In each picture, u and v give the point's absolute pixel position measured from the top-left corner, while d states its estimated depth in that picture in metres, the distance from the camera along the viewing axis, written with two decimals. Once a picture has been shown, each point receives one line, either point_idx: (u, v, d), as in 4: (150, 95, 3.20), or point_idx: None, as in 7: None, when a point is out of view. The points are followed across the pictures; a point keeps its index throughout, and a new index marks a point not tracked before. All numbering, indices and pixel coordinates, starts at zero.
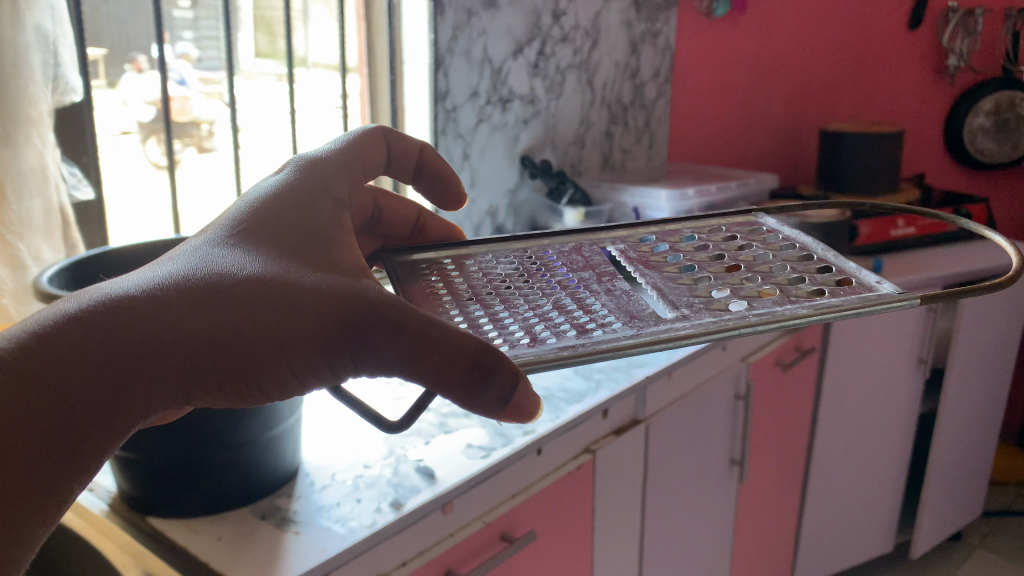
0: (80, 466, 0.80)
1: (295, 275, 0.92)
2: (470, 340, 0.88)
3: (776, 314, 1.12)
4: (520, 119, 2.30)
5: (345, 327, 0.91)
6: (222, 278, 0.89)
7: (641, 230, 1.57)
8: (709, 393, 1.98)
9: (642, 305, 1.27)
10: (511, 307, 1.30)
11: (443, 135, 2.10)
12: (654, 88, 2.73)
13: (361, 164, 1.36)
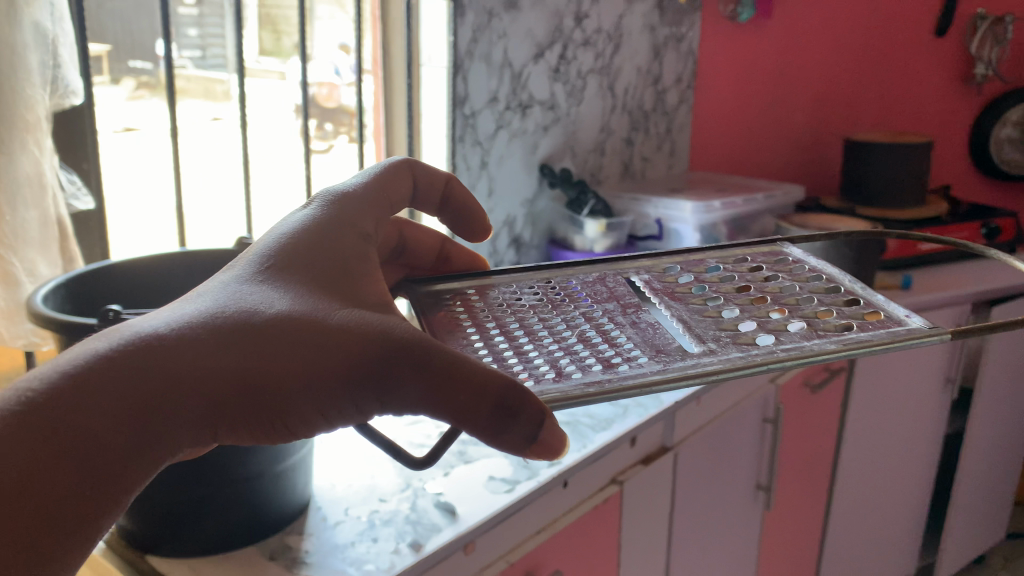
0: (92, 537, 0.67)
1: (328, 311, 0.82)
2: (501, 378, 0.79)
3: (807, 350, 1.10)
4: (540, 125, 2.20)
5: (377, 368, 0.81)
6: (252, 315, 0.78)
7: (662, 259, 1.51)
8: (738, 418, 1.88)
9: (667, 340, 1.23)
10: (530, 341, 1.27)
11: (460, 141, 2.01)
12: (676, 94, 2.63)
13: (387, 198, 1.38)
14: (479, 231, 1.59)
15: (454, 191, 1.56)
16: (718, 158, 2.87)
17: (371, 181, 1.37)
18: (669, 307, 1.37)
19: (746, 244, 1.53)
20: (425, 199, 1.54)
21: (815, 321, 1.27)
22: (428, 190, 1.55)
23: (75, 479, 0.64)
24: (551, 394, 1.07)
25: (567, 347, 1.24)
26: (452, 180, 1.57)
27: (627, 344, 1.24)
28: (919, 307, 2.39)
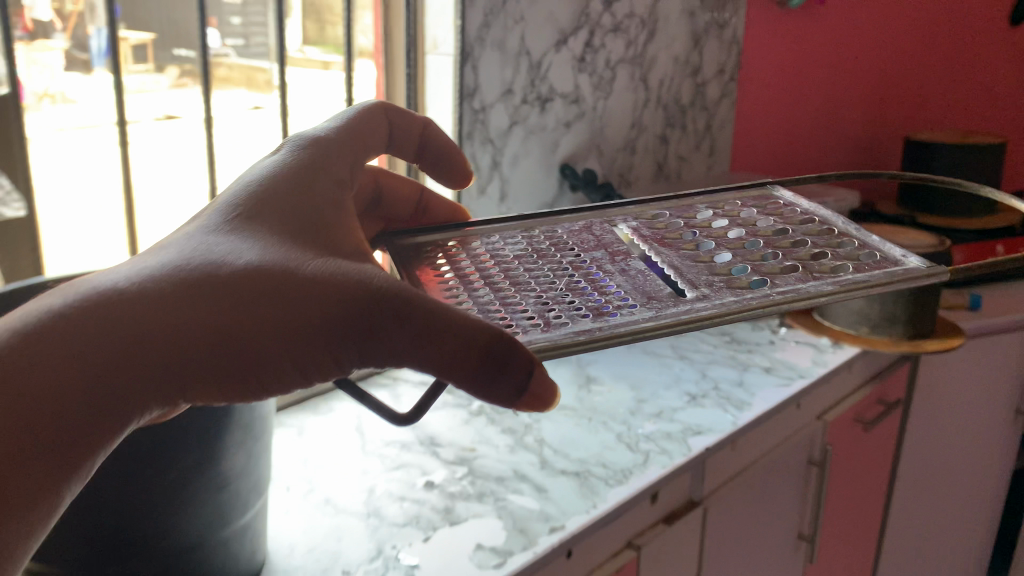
0: (67, 480, 0.68)
1: (298, 260, 0.79)
2: (486, 329, 0.75)
3: (800, 290, 1.07)
4: (561, 121, 1.96)
5: (353, 320, 0.77)
6: (217, 268, 0.76)
7: (647, 205, 1.45)
8: (779, 460, 1.64)
9: (660, 286, 1.17)
10: (513, 285, 1.22)
11: (468, 139, 1.77)
12: (717, 87, 2.38)
13: (362, 143, 1.38)
14: (462, 174, 1.53)
15: (434, 134, 1.51)
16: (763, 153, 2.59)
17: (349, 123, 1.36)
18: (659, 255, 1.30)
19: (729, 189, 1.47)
20: (400, 145, 1.48)
21: (809, 263, 1.22)
22: (402, 140, 1.48)
23: (39, 436, 0.65)
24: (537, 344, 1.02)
25: (553, 293, 1.18)
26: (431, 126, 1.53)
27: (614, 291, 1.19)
28: (989, 331, 2.11)
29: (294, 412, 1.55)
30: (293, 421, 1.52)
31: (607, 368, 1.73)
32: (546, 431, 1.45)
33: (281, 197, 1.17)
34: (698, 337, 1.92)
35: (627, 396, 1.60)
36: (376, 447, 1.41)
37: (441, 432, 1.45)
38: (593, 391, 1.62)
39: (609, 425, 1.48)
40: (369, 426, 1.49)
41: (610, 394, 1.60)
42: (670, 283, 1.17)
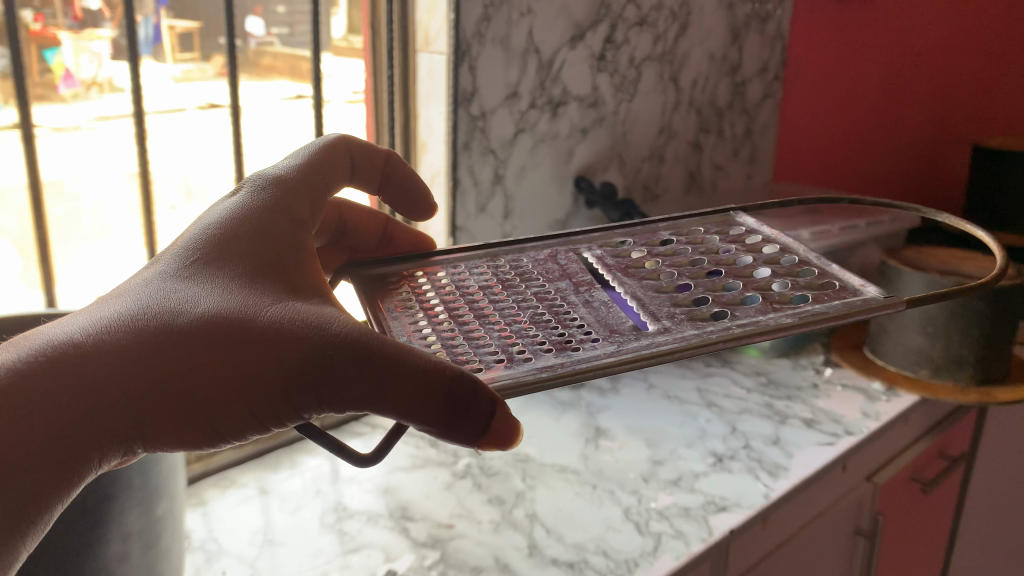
0: (10, 547, 0.65)
1: (253, 306, 0.74)
2: (448, 370, 0.72)
3: (760, 323, 0.97)
4: (576, 127, 1.72)
5: (309, 367, 0.72)
6: (168, 317, 0.72)
7: (611, 235, 1.29)
8: (820, 533, 1.39)
9: (624, 318, 1.05)
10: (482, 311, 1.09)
11: (465, 150, 1.54)
12: (759, 87, 2.13)
13: (323, 183, 1.13)
14: (424, 206, 1.29)
15: (397, 165, 1.27)
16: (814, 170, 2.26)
17: (309, 161, 1.12)
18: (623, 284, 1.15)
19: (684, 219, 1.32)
20: (360, 179, 1.24)
21: (771, 291, 1.10)
22: (355, 173, 1.23)
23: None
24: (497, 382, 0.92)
25: (517, 326, 1.06)
26: (392, 155, 1.29)
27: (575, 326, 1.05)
28: None
29: (253, 469, 1.34)
30: (252, 479, 1.31)
31: (620, 419, 1.49)
32: (540, 504, 1.23)
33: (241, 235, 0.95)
34: (730, 378, 1.68)
35: (640, 456, 1.36)
36: (337, 521, 1.20)
37: (416, 506, 1.23)
38: (602, 449, 1.38)
39: (616, 496, 1.25)
40: (333, 491, 1.28)
41: (621, 453, 1.37)
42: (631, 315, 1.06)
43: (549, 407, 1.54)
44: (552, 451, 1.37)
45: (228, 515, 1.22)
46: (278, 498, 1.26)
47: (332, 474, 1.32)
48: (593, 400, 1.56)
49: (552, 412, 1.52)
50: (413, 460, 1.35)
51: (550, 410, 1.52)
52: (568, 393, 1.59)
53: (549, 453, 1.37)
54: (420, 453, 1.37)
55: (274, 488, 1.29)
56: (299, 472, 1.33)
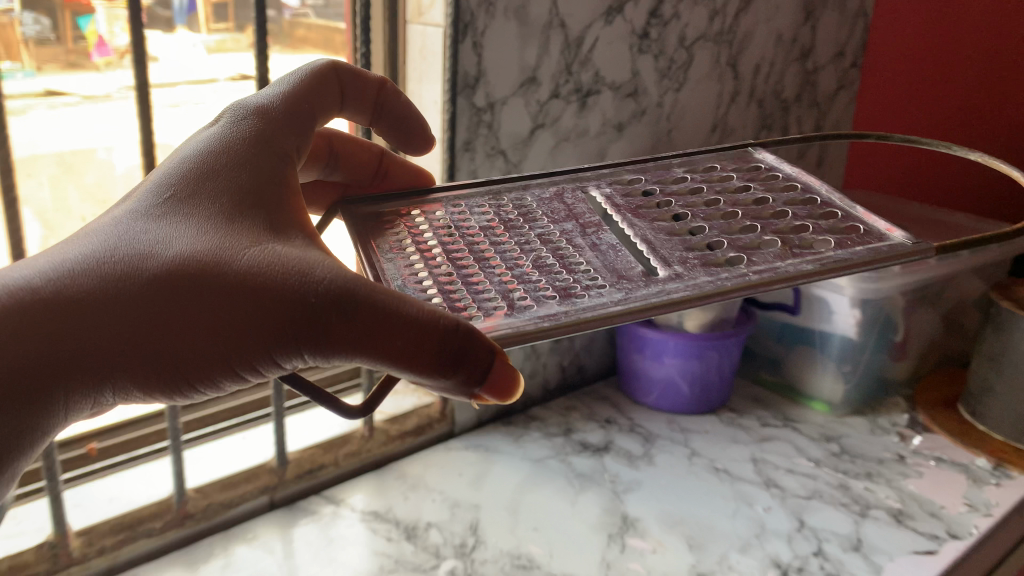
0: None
1: (231, 252, 0.67)
2: (444, 322, 0.66)
3: (782, 273, 0.74)
4: (609, 121, 1.37)
5: (290, 318, 0.66)
6: (139, 264, 0.66)
7: (620, 171, 0.97)
8: None
9: (634, 264, 0.78)
10: (480, 259, 0.79)
11: (467, 150, 1.20)
12: (834, 75, 1.76)
13: (316, 109, 0.86)
14: (426, 141, 0.98)
15: (399, 99, 0.95)
16: (902, 185, 1.78)
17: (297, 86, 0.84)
18: (626, 223, 0.86)
19: (693, 154, 1.01)
20: (353, 108, 0.92)
21: (795, 236, 0.84)
22: (352, 100, 0.92)
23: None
24: (497, 338, 0.68)
25: (514, 271, 0.77)
26: (389, 84, 0.96)
27: (573, 270, 0.78)
28: None
29: (174, 565, 1.03)
30: None
31: (651, 506, 1.16)
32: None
33: (211, 172, 0.74)
34: (793, 445, 1.33)
35: (677, 567, 1.04)
36: None
37: None
38: (625, 554, 1.06)
39: None
40: None
41: (651, 561, 1.05)
42: (640, 259, 0.79)
43: (562, 482, 1.21)
44: (560, 554, 1.05)
45: None
46: None
47: None
48: (617, 473, 1.23)
49: (564, 490, 1.19)
50: (381, 563, 1.03)
51: (562, 487, 1.19)
52: (586, 461, 1.26)
53: (556, 559, 1.04)
54: (389, 554, 1.05)
55: None
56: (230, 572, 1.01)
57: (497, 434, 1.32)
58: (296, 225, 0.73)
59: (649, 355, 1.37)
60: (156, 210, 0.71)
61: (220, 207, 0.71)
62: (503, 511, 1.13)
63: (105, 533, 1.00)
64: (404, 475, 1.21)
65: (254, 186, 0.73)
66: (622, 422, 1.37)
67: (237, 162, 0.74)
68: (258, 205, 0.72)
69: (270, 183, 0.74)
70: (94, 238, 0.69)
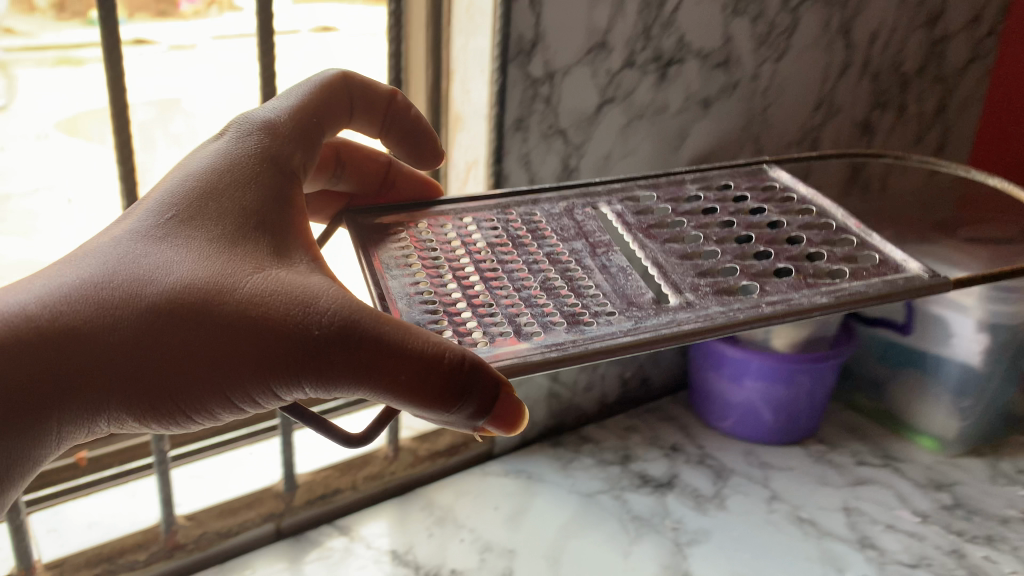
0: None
1: (229, 279, 0.56)
2: (453, 358, 0.54)
3: (796, 307, 0.62)
4: (693, 96, 1.16)
5: (291, 358, 0.55)
6: (125, 295, 0.56)
7: (632, 186, 0.79)
8: None
9: (644, 291, 0.64)
10: (468, 290, 0.64)
11: (520, 130, 1.01)
12: (966, 45, 1.49)
13: (333, 118, 0.72)
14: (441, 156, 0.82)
15: (413, 111, 0.79)
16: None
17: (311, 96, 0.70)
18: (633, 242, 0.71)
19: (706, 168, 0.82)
20: (363, 121, 0.77)
21: (807, 264, 0.69)
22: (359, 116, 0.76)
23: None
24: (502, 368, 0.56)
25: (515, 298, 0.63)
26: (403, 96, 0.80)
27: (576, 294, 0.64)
28: None
29: None
30: None
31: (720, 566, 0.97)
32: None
33: (212, 187, 0.61)
34: (894, 491, 1.12)
35: None
36: None
37: None
38: None
39: None
40: None
41: None
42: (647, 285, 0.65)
43: (613, 525, 1.03)
44: None
45: None
46: None
47: None
48: (680, 518, 1.04)
49: (615, 537, 1.01)
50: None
51: (612, 533, 1.02)
52: (643, 499, 1.08)
53: None
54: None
55: None
56: None
57: (541, 459, 1.15)
58: (295, 242, 0.62)
59: (726, 375, 1.16)
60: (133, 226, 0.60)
61: (216, 227, 0.59)
62: (542, 561, 0.97)
63: (80, 566, 0.86)
64: (431, 505, 1.05)
65: (246, 199, 0.61)
66: (691, 451, 1.18)
67: (239, 177, 0.62)
68: (251, 217, 0.60)
69: (268, 193, 0.62)
70: (62, 264, 0.58)
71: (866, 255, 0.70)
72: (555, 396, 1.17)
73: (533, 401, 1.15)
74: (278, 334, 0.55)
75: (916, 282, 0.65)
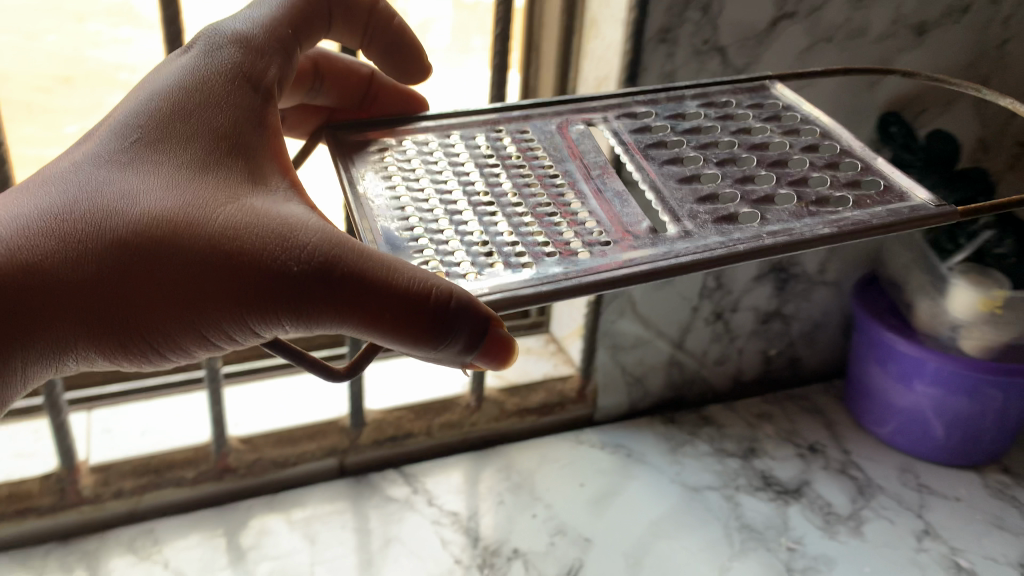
0: None
1: (200, 208, 0.47)
2: (440, 296, 0.44)
3: (797, 236, 0.51)
4: (903, 18, 0.90)
5: (261, 299, 0.46)
6: (77, 234, 0.46)
7: (630, 100, 0.65)
8: None
9: (641, 218, 0.53)
10: (414, 205, 0.54)
11: (664, 43, 0.82)
12: None
13: (325, 17, 0.60)
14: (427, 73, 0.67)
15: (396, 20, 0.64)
16: None
17: None
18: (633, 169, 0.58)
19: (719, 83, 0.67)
20: (341, 32, 0.63)
21: (810, 189, 0.56)
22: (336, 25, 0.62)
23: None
24: (492, 300, 0.46)
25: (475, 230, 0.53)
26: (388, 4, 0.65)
27: (558, 223, 0.54)
28: None
29: (201, 528, 0.83)
30: (183, 555, 0.80)
31: None
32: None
33: (184, 106, 0.51)
34: None
35: None
36: None
37: None
38: None
39: None
40: None
41: None
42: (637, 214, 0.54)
43: (715, 531, 0.86)
44: None
45: None
46: None
47: None
48: (801, 537, 0.86)
49: (714, 546, 0.85)
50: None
51: (712, 541, 0.85)
52: (759, 506, 0.90)
53: None
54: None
55: None
56: (255, 562, 0.80)
57: (648, 435, 0.99)
58: (274, 156, 0.52)
59: (893, 374, 0.94)
60: (90, 148, 0.50)
61: (187, 150, 0.49)
62: (620, 560, 0.82)
63: (125, 474, 0.82)
64: (510, 468, 0.93)
65: (218, 112, 0.51)
66: (833, 455, 0.98)
67: (212, 93, 0.51)
68: (221, 130, 0.50)
69: (245, 99, 0.52)
70: (3, 198, 0.48)
71: (875, 178, 0.56)
72: (676, 365, 1.01)
73: (648, 368, 0.99)
74: (253, 266, 0.45)
75: (926, 210, 0.52)
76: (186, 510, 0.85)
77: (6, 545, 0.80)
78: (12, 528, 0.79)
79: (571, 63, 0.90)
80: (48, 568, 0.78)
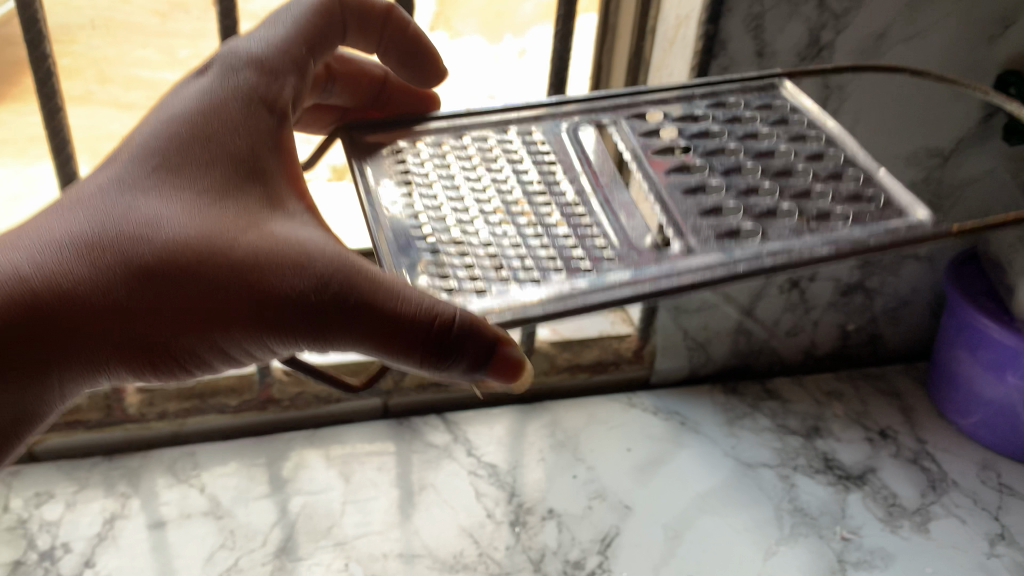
0: None
1: (230, 236, 0.45)
2: (467, 324, 0.43)
3: (799, 256, 0.48)
4: None
5: (287, 329, 0.44)
6: (99, 270, 0.43)
7: (640, 100, 0.61)
8: None
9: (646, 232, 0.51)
10: (421, 206, 0.52)
11: None
12: None
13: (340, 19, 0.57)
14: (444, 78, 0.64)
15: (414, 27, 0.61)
16: None
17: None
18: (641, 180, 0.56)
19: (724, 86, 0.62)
20: (355, 41, 0.59)
21: (813, 203, 0.53)
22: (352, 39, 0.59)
23: None
24: (498, 319, 0.45)
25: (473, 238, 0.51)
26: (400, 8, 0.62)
27: (557, 234, 0.52)
28: None
29: (240, 455, 0.84)
30: (221, 481, 0.81)
31: None
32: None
33: (205, 126, 0.48)
34: None
35: None
36: None
37: None
38: None
39: None
40: (296, 564, 0.74)
41: None
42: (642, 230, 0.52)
43: (766, 512, 0.81)
44: None
45: (131, 548, 0.74)
46: (222, 541, 0.75)
47: (326, 519, 0.78)
48: (858, 528, 0.80)
49: (762, 527, 0.80)
50: (461, 548, 0.77)
51: (760, 521, 0.80)
52: (816, 490, 0.84)
53: None
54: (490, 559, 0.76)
55: (232, 514, 0.78)
56: (288, 494, 0.80)
57: (705, 404, 0.94)
58: (291, 178, 0.50)
59: (982, 360, 0.86)
60: (112, 168, 0.47)
61: (211, 173, 0.47)
62: (659, 531, 0.79)
63: (170, 396, 0.82)
64: (556, 426, 0.90)
65: (240, 133, 0.49)
66: (905, 442, 0.90)
67: (233, 112, 0.49)
68: (237, 153, 0.48)
69: (266, 118, 0.50)
70: (16, 230, 0.45)
71: (876, 191, 0.53)
72: (743, 333, 0.95)
73: (713, 333, 0.93)
74: (282, 294, 0.44)
75: (917, 232, 0.49)
76: (228, 436, 0.86)
77: (56, 454, 0.82)
78: (61, 439, 0.81)
79: (644, 46, 0.85)
80: (91, 480, 0.80)
